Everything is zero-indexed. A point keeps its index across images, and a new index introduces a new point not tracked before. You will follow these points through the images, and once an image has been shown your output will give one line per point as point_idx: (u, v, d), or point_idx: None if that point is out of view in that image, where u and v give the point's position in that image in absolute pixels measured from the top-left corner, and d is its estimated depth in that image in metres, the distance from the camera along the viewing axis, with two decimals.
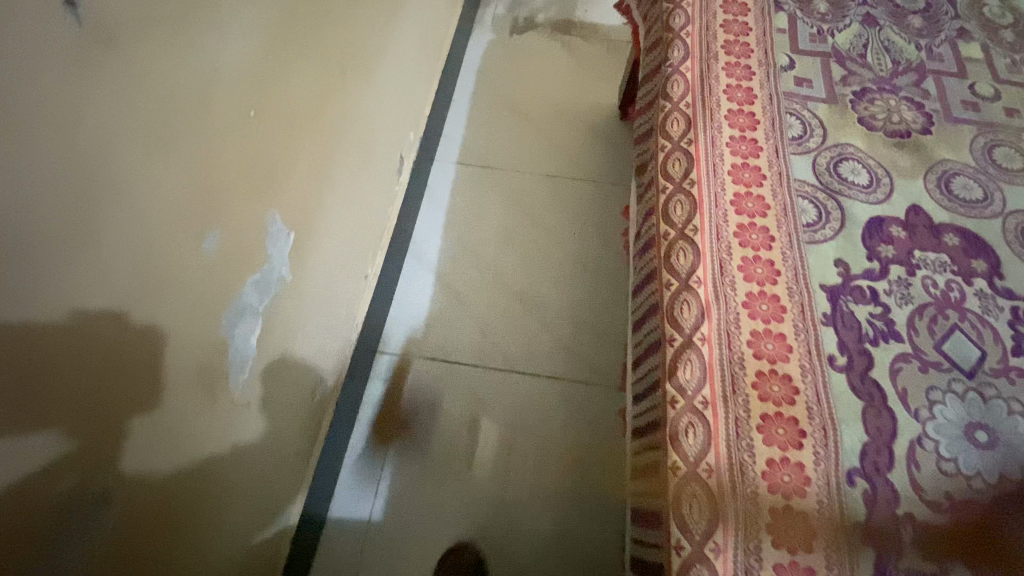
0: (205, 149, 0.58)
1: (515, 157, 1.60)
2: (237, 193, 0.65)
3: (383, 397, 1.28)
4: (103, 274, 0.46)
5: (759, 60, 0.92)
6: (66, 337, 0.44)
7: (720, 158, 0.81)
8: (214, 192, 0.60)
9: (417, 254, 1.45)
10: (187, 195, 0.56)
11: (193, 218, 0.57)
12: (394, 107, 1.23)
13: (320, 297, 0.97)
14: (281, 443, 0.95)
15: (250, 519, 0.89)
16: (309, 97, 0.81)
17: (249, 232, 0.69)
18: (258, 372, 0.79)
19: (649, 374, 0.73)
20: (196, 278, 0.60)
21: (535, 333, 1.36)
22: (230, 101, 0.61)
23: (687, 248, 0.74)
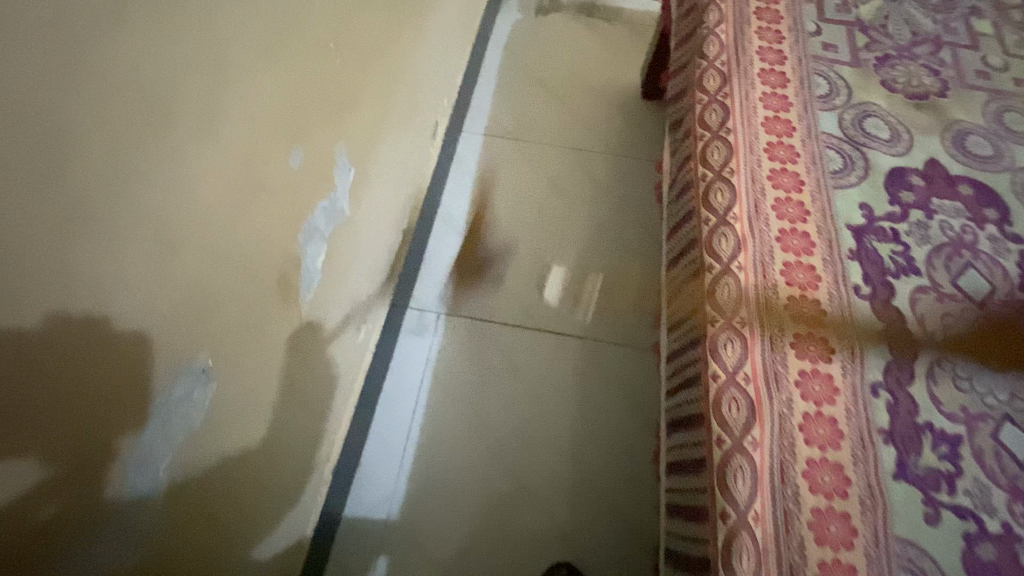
0: (297, 75, 0.65)
1: (541, 129, 1.65)
2: (313, 120, 0.71)
3: (413, 350, 1.33)
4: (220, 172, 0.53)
5: (788, 26, 0.98)
6: (59, 345, 0.38)
7: (754, 111, 0.87)
8: (297, 113, 0.67)
9: (446, 217, 1.50)
10: (280, 113, 0.63)
11: (285, 137, 0.65)
12: (434, 73, 1.28)
13: (369, 242, 1.03)
14: (326, 396, 0.99)
15: (292, 473, 0.92)
16: (371, 43, 0.86)
17: (322, 160, 0.75)
18: (321, 296, 0.85)
19: (688, 304, 0.79)
20: (283, 191, 0.67)
21: (559, 295, 1.42)
22: (314, 33, 0.67)
23: (725, 187, 0.80)
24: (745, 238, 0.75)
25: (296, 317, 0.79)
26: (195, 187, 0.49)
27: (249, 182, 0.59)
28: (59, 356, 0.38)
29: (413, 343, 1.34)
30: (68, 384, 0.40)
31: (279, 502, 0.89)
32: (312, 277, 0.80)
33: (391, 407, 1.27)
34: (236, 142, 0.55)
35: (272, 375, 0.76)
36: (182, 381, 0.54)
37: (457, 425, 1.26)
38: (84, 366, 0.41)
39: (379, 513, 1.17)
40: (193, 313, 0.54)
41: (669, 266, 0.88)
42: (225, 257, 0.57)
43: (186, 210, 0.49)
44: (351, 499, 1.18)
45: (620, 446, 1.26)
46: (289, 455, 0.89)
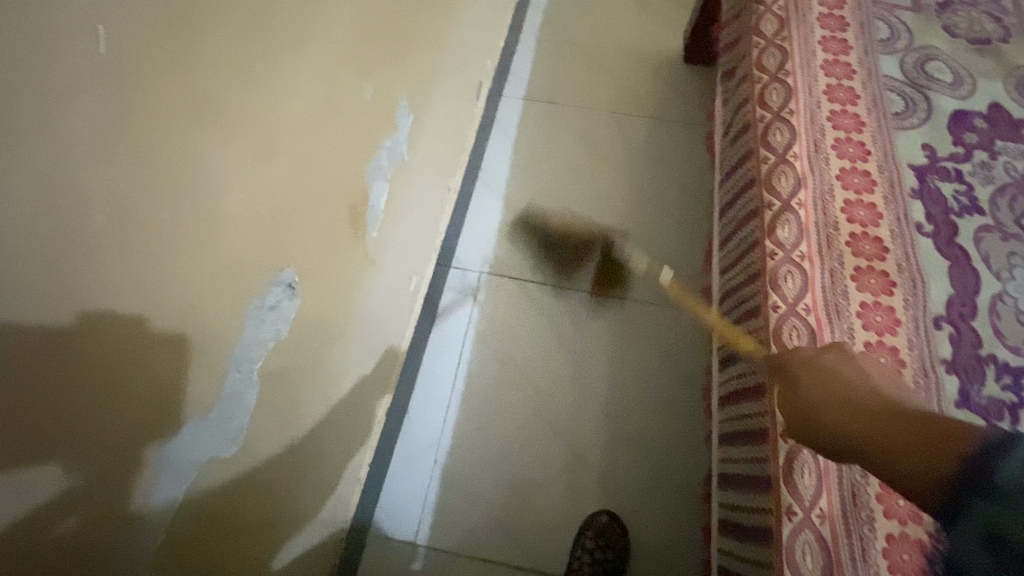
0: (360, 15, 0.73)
1: (581, 94, 1.64)
2: None
3: (455, 308, 1.36)
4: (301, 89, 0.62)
5: None
6: (66, 359, 0.42)
7: (812, 55, 0.86)
8: None
9: (486, 180, 1.51)
10: (353, 50, 0.72)
11: (355, 70, 0.72)
12: (479, 34, 1.29)
13: (420, 196, 1.06)
14: (382, 344, 1.03)
15: (352, 413, 0.95)
16: None
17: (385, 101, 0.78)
18: (382, 240, 0.89)
19: (746, 241, 0.79)
20: (351, 122, 0.73)
21: (599, 258, 1.42)
22: None
23: (784, 127, 0.80)
24: (804, 175, 0.76)
25: (361, 253, 0.83)
26: (252, 111, 0.55)
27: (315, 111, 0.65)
28: (62, 366, 0.42)
29: (455, 301, 1.37)
30: (79, 389, 0.44)
31: (341, 441, 0.93)
32: (375, 215, 0.83)
33: (436, 360, 1.31)
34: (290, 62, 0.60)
35: (337, 308, 0.79)
36: (269, 291, 0.63)
37: (500, 379, 1.29)
38: (102, 367, 0.45)
39: (427, 459, 1.21)
40: (275, 221, 0.62)
41: (724, 209, 0.89)
42: (295, 177, 0.64)
43: (238, 144, 0.54)
44: (400, 445, 1.22)
45: (660, 402, 1.27)
46: (353, 397, 0.93)
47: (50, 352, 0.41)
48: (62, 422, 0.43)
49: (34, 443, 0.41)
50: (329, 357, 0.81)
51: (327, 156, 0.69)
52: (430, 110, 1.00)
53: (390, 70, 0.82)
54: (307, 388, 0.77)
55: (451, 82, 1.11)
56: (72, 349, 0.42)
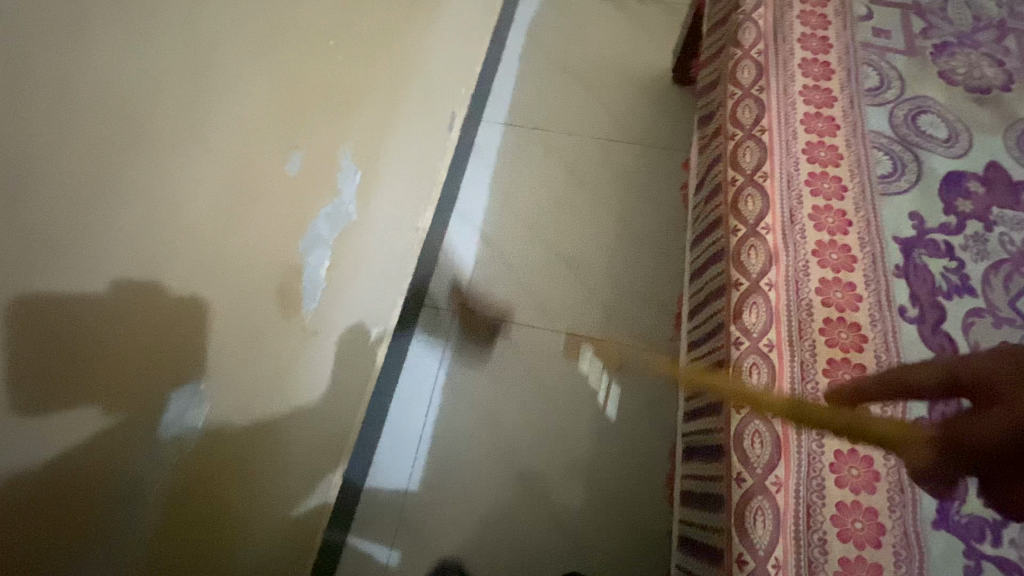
0: (297, 66, 0.61)
1: (565, 119, 1.57)
2: (314, 124, 0.68)
3: (426, 350, 1.30)
4: (211, 168, 0.51)
5: (835, 9, 0.87)
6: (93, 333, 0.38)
7: (792, 108, 0.79)
8: (296, 116, 0.63)
9: (463, 212, 1.45)
10: (277, 116, 0.60)
11: (281, 141, 0.61)
12: (452, 64, 1.23)
13: (380, 245, 1.00)
14: (338, 399, 0.98)
15: (303, 482, 0.90)
16: (376, 35, 0.81)
17: (324, 164, 0.72)
18: (326, 305, 0.83)
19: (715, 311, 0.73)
20: (285, 193, 0.65)
21: (580, 296, 1.36)
22: (314, 30, 0.63)
23: (756, 194, 0.73)
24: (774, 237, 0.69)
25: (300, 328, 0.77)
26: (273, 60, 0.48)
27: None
28: (63, 326, 0.39)
29: (427, 342, 1.31)
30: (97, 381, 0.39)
31: (290, 512, 0.87)
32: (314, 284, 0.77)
33: (405, 407, 1.25)
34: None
35: (275, 387, 0.74)
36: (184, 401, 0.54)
37: (470, 429, 1.23)
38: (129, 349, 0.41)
39: (390, 513, 1.16)
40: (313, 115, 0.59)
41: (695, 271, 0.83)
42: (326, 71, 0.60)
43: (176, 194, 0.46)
44: (366, 497, 1.17)
45: (636, 454, 1.21)
46: (304, 461, 0.89)
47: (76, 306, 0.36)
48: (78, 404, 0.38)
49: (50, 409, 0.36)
50: (272, 439, 0.76)
51: None
52: (385, 156, 0.94)
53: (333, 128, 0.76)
54: (252, 476, 0.72)
55: (414, 118, 1.04)
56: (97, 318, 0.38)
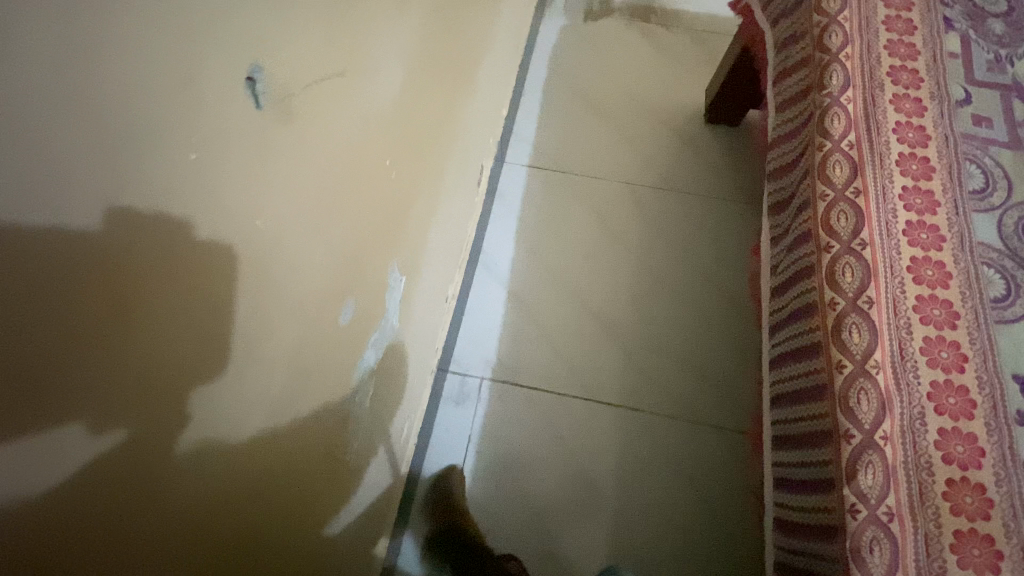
0: (370, 208, 0.64)
1: (593, 161, 1.47)
2: (362, 249, 0.65)
3: (451, 421, 1.20)
4: (310, 308, 0.56)
5: (930, 93, 0.79)
6: (156, 274, 0.30)
7: (893, 215, 0.71)
8: (355, 255, 0.64)
9: (488, 265, 1.35)
10: (332, 266, 0.58)
11: (338, 292, 0.62)
12: (482, 117, 1.14)
13: (414, 329, 0.95)
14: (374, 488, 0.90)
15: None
16: (418, 135, 0.75)
17: (375, 293, 0.73)
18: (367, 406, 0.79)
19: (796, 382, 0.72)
20: (343, 340, 0.67)
21: (615, 358, 1.27)
22: (376, 152, 0.62)
23: (863, 324, 0.65)
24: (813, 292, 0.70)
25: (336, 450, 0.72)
26: (354, 86, 0.51)
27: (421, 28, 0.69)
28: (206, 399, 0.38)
29: (454, 413, 1.20)
30: (129, 352, 0.29)
31: None
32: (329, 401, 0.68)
33: (431, 486, 1.15)
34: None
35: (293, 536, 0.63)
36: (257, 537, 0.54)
37: (505, 508, 1.13)
38: (170, 299, 0.32)
39: None
40: (396, 157, 0.69)
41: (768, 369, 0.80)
42: (403, 120, 0.69)
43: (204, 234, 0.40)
44: None
45: (672, 516, 1.14)
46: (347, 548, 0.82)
47: (115, 250, 0.26)
48: (100, 409, 0.28)
49: (60, 425, 0.26)
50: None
51: (315, 390, 0.63)
52: (413, 244, 0.84)
53: (379, 248, 0.70)
54: None
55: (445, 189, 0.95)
56: (150, 265, 0.29)
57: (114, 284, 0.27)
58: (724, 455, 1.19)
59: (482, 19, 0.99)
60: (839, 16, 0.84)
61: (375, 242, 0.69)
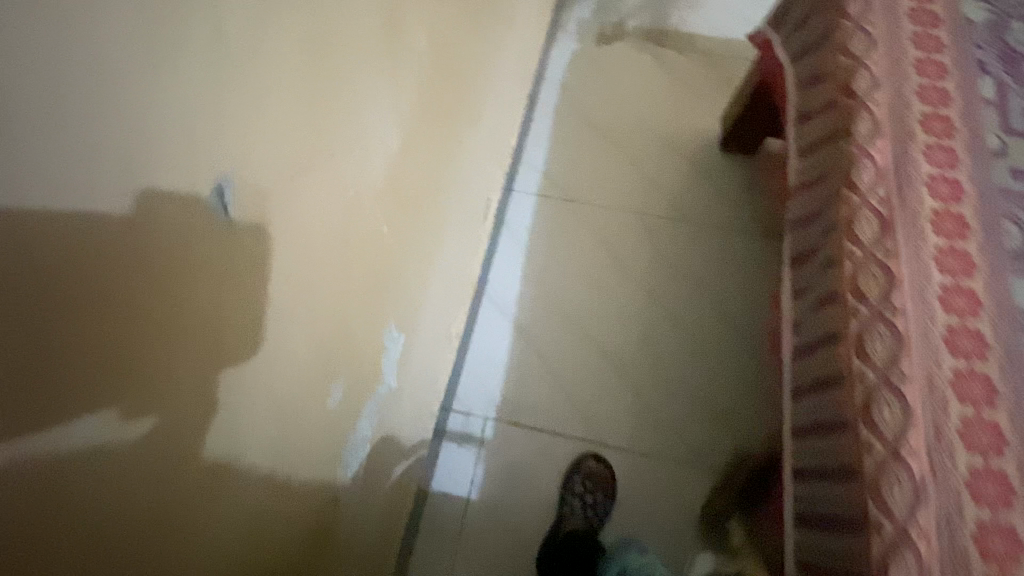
0: (360, 278, 0.57)
1: (603, 190, 1.43)
2: (353, 318, 0.58)
3: (455, 463, 1.16)
4: (303, 381, 0.49)
5: (964, 142, 0.74)
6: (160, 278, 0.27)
7: (926, 280, 0.66)
8: (344, 330, 0.56)
9: (494, 298, 1.31)
10: (313, 358, 0.50)
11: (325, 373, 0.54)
12: (490, 154, 1.13)
13: (416, 370, 0.93)
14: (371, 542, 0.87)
15: None
16: (422, 195, 0.73)
17: (370, 362, 0.67)
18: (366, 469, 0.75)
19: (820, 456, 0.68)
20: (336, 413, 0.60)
21: (622, 398, 1.22)
22: (370, 216, 0.55)
23: (896, 401, 0.60)
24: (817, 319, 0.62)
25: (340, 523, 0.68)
26: (336, 174, 0.44)
27: (419, 93, 0.62)
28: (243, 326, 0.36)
29: (456, 456, 1.16)
30: (127, 345, 0.26)
31: None
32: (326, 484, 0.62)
33: (432, 530, 1.11)
34: (393, 49, 0.50)
35: None
36: None
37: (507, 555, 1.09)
38: (176, 280, 0.28)
39: None
40: (393, 220, 0.63)
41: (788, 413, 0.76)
42: (395, 193, 0.62)
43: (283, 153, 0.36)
44: None
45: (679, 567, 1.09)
46: None
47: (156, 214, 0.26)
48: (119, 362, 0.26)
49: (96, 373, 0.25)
50: None
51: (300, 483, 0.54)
52: (411, 299, 0.80)
53: (366, 319, 0.63)
54: None
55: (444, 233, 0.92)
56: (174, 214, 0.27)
57: (113, 267, 0.24)
58: (736, 506, 1.14)
59: (491, 59, 0.98)
60: (867, 58, 0.79)
61: (366, 310, 0.61)
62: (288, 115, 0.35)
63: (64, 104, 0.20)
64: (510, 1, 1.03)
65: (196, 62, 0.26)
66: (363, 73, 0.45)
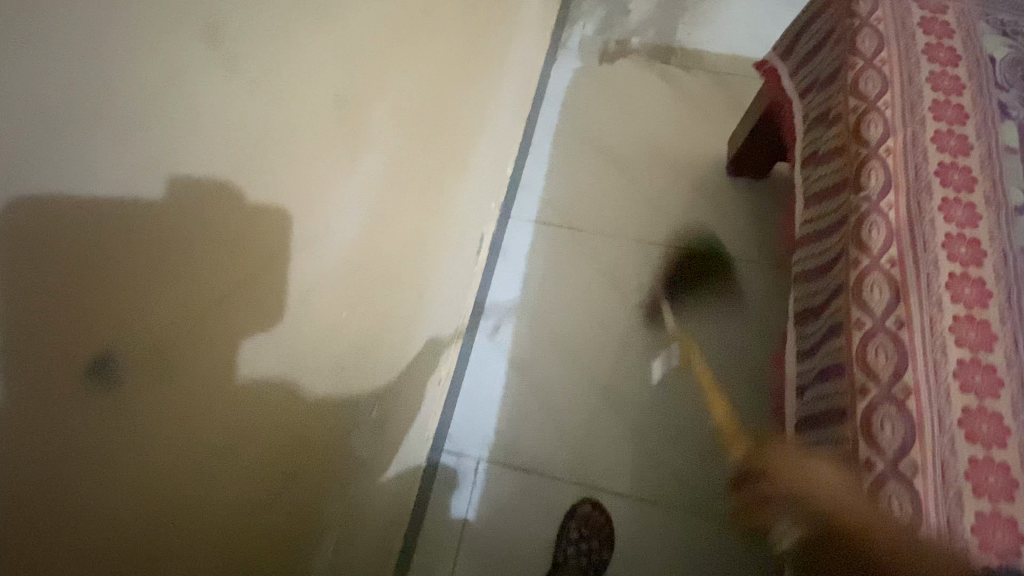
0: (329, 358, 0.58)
1: (603, 217, 1.38)
2: (325, 403, 0.58)
3: (447, 506, 1.13)
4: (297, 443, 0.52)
5: (985, 196, 0.68)
6: (191, 267, 0.33)
7: (942, 355, 0.61)
8: (317, 417, 0.56)
9: (489, 332, 1.27)
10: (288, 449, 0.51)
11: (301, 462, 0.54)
12: (478, 190, 1.11)
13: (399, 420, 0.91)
14: None
15: None
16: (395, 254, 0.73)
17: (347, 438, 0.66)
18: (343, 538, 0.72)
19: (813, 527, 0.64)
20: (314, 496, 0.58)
21: (620, 438, 1.18)
22: (332, 297, 0.56)
23: (904, 494, 0.56)
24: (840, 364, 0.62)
25: None
26: (289, 266, 0.45)
27: (386, 169, 0.63)
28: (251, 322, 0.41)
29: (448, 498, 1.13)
30: (161, 319, 0.32)
31: None
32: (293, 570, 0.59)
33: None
34: (343, 135, 0.51)
35: None
36: None
37: None
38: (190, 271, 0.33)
39: None
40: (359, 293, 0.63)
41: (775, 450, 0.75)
42: (361, 265, 0.62)
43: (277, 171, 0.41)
44: None
45: None
46: None
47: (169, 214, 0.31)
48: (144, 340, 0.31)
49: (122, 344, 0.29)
50: None
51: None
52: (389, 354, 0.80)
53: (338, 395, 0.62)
54: None
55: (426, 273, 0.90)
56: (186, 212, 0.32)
57: (128, 250, 0.29)
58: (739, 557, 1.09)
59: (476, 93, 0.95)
60: (879, 100, 0.73)
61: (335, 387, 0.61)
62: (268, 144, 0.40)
63: (65, 129, 0.24)
64: (494, 38, 1.00)
65: (209, 81, 0.32)
66: (311, 163, 0.46)
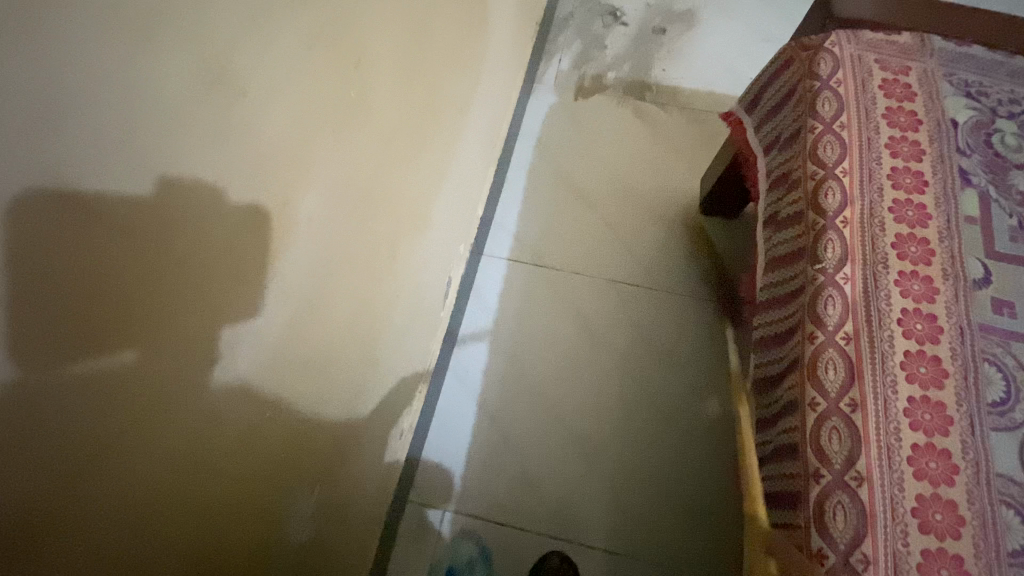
0: (279, 429, 0.57)
1: (577, 256, 1.36)
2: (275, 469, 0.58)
3: (409, 559, 1.09)
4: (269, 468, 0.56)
5: (942, 269, 0.67)
6: (174, 263, 0.34)
7: (896, 439, 0.59)
8: (264, 486, 0.55)
9: (459, 375, 1.25)
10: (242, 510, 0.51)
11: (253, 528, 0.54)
12: (446, 234, 1.10)
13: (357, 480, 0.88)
14: None
15: None
16: (347, 319, 0.71)
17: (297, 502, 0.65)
18: None
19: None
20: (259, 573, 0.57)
21: (590, 486, 1.15)
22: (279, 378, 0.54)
23: None
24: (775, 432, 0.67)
25: None
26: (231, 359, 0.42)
27: (344, 219, 0.62)
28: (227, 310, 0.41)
29: (411, 551, 1.09)
30: (145, 315, 0.32)
31: None
32: None
33: None
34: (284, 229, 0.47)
35: None
36: None
37: None
38: (180, 255, 0.34)
39: None
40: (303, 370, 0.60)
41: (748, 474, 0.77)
42: (309, 341, 0.60)
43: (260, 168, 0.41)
44: None
45: None
46: None
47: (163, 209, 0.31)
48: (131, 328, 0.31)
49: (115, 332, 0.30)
50: None
51: None
52: (344, 400, 0.77)
53: (284, 472, 0.60)
54: None
55: (388, 318, 0.88)
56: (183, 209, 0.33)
57: (130, 241, 0.29)
58: None
59: (442, 139, 0.93)
60: (837, 167, 0.73)
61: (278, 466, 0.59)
62: (255, 153, 0.40)
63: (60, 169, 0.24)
64: (461, 86, 0.99)
65: (200, 99, 0.33)
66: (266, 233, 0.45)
